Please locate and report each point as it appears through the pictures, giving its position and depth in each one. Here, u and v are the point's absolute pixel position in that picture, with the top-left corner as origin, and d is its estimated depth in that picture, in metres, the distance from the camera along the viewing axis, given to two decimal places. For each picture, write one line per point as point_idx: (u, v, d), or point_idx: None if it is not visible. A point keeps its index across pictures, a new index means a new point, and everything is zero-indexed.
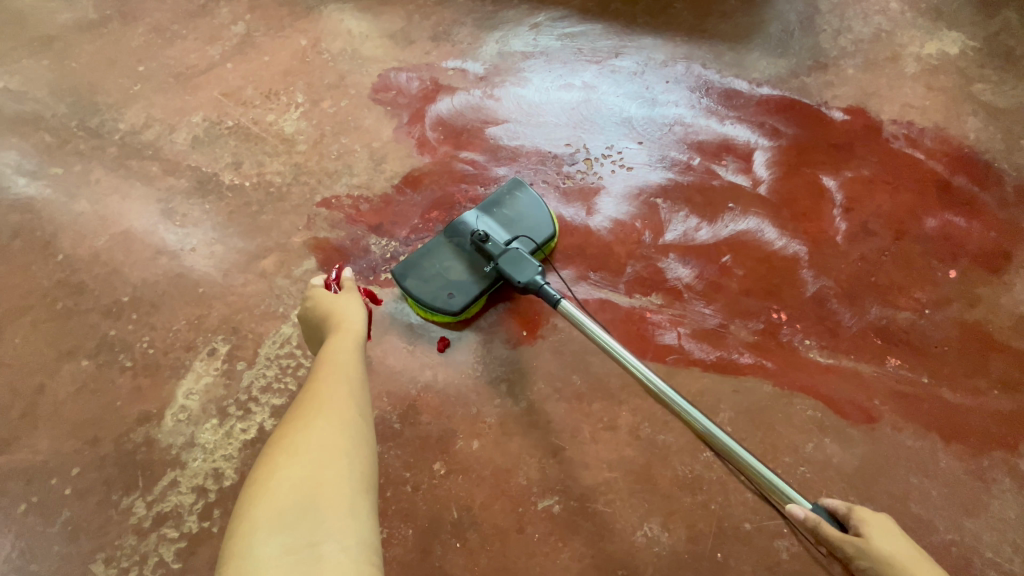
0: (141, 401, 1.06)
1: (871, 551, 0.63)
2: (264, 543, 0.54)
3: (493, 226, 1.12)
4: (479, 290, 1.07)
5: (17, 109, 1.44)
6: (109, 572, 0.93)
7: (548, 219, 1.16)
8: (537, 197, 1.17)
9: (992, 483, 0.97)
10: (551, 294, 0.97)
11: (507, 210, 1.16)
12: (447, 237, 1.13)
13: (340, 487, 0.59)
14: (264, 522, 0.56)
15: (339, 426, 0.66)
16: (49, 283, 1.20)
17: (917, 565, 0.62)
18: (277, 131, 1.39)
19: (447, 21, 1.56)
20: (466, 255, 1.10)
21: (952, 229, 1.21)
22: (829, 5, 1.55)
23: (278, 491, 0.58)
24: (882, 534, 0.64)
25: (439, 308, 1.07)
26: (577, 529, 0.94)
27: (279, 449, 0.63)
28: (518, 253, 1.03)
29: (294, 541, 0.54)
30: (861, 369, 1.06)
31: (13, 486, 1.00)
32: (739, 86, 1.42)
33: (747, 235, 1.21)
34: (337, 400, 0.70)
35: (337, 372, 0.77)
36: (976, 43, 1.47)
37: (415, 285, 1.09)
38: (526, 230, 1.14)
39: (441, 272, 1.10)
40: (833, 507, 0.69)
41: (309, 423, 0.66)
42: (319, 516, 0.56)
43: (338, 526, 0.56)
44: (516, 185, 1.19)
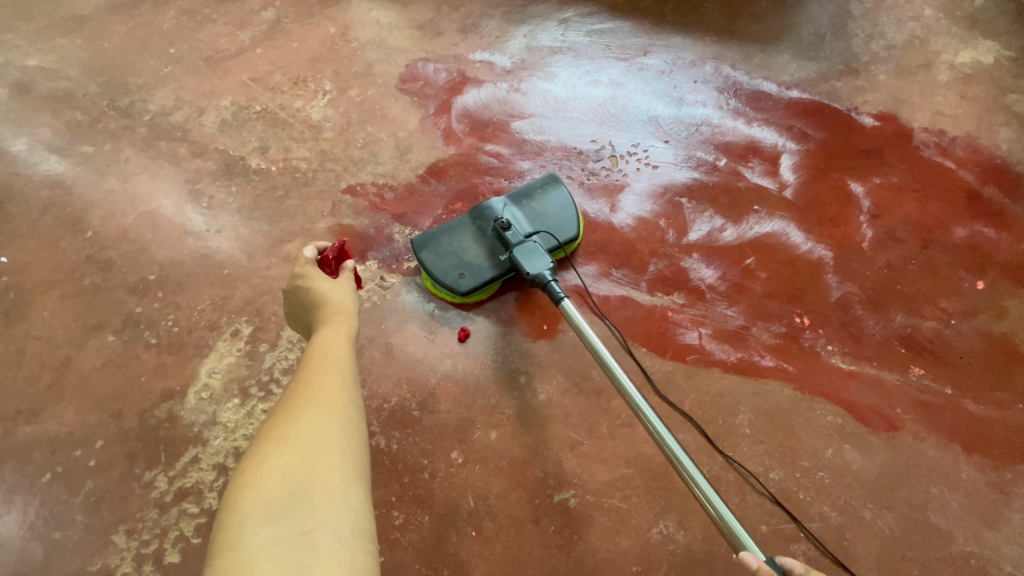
0: (165, 377, 1.08)
1: None
2: (256, 531, 0.53)
3: (518, 217, 1.13)
4: (489, 276, 1.09)
5: (50, 87, 1.46)
6: (130, 544, 0.95)
7: (573, 220, 1.16)
8: (568, 197, 1.17)
9: (1014, 496, 0.96)
10: (554, 292, 0.99)
11: (536, 204, 1.16)
12: (471, 219, 1.14)
13: (335, 476, 0.60)
14: (255, 510, 0.55)
15: (331, 415, 0.67)
16: (77, 259, 1.22)
17: None
18: (305, 117, 1.40)
19: (475, 14, 1.56)
20: (486, 240, 1.12)
21: (980, 240, 1.19)
22: (861, 10, 1.53)
23: (268, 481, 0.58)
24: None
25: (447, 286, 1.09)
26: (592, 523, 0.94)
27: (271, 438, 0.63)
28: (535, 247, 1.04)
29: (287, 530, 0.54)
30: (883, 377, 1.06)
31: (38, 455, 1.02)
32: (767, 88, 1.41)
33: (771, 238, 1.20)
34: (329, 389, 0.70)
35: (330, 361, 0.77)
36: (1012, 53, 1.45)
37: (430, 259, 1.11)
38: (550, 227, 1.14)
39: (458, 251, 1.12)
40: (789, 567, 0.64)
41: (301, 412, 0.66)
42: (313, 504, 0.56)
43: (331, 515, 0.56)
44: (551, 180, 1.20)
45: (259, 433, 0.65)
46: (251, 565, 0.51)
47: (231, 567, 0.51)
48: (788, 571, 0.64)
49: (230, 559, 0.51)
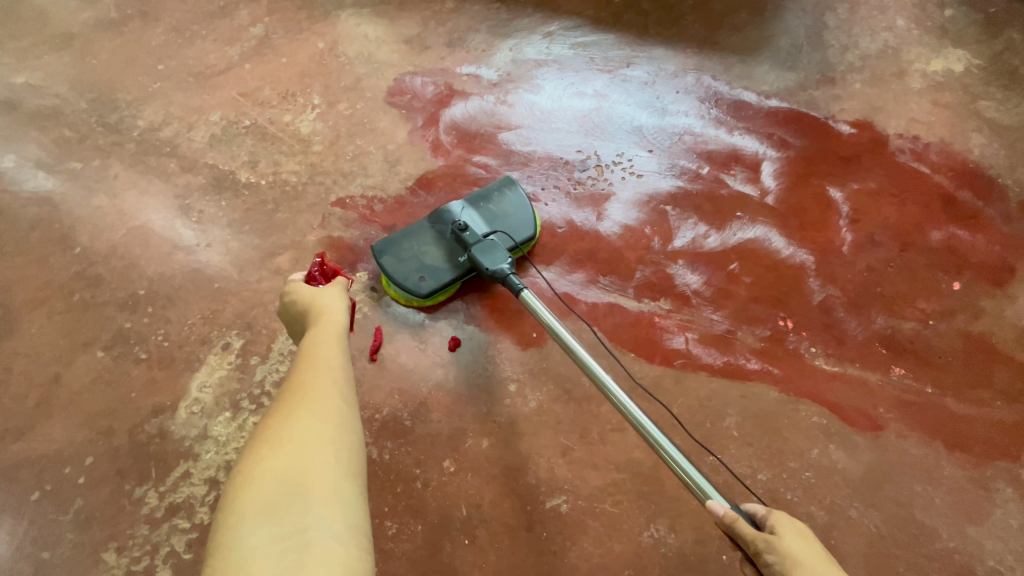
0: (155, 393, 1.08)
1: (781, 549, 0.65)
2: (252, 532, 0.54)
3: (475, 219, 1.15)
4: (449, 278, 1.11)
5: (38, 104, 1.46)
6: (120, 561, 0.94)
7: (530, 220, 1.19)
8: (525, 198, 1.20)
9: (994, 491, 0.97)
10: (513, 284, 1.01)
11: (493, 205, 1.18)
12: (430, 223, 1.16)
13: (329, 475, 0.60)
14: (251, 512, 0.56)
15: (323, 415, 0.68)
16: (66, 275, 1.22)
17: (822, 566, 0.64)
18: (294, 131, 1.41)
19: (462, 28, 1.59)
20: (445, 243, 1.14)
21: (956, 242, 1.23)
22: (836, 21, 1.58)
23: (263, 483, 0.58)
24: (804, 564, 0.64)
25: (409, 290, 1.10)
26: (585, 528, 0.95)
27: (264, 441, 0.64)
28: (493, 244, 1.07)
29: (283, 529, 0.54)
30: (866, 378, 1.08)
31: (26, 474, 1.01)
32: (748, 97, 1.45)
33: (755, 243, 1.23)
34: (321, 390, 0.71)
35: (321, 362, 0.78)
36: (981, 62, 1.50)
37: (390, 264, 1.12)
38: (507, 227, 1.17)
39: (418, 255, 1.13)
40: (753, 511, 0.72)
41: (293, 414, 0.67)
42: (308, 503, 0.57)
43: (326, 514, 0.57)
44: (507, 182, 1.22)
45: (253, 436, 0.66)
46: (247, 564, 0.51)
47: (227, 567, 0.51)
48: (752, 515, 0.72)
49: (227, 560, 0.52)
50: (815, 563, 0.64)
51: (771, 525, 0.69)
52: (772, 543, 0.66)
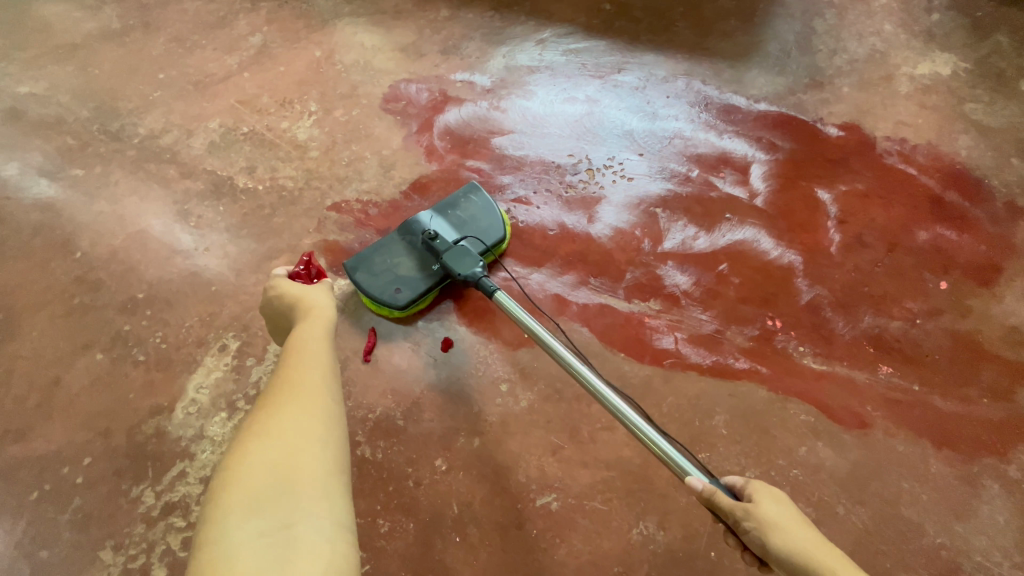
0: (153, 394, 1.10)
1: (758, 516, 0.69)
2: (239, 526, 0.55)
3: (444, 226, 1.16)
4: (425, 287, 1.12)
5: (42, 113, 1.50)
6: (117, 560, 0.95)
7: (500, 222, 1.21)
8: (492, 201, 1.22)
9: (982, 488, 0.97)
10: (487, 286, 1.03)
11: (461, 211, 1.20)
12: (400, 234, 1.17)
13: (315, 473, 0.62)
14: (238, 506, 0.57)
15: (311, 414, 0.70)
16: (67, 279, 1.24)
17: (797, 525, 0.68)
18: (291, 137, 1.44)
19: (456, 36, 1.62)
20: (417, 253, 1.15)
21: (943, 242, 1.24)
22: (825, 26, 1.61)
23: (251, 479, 0.60)
24: (782, 529, 0.67)
25: (386, 302, 1.11)
26: (574, 525, 0.96)
27: (252, 436, 0.65)
28: (463, 250, 1.08)
29: (269, 524, 0.56)
30: (854, 376, 1.09)
31: (25, 474, 1.02)
32: (737, 101, 1.48)
33: (744, 244, 1.25)
34: (309, 389, 0.73)
35: (310, 362, 0.80)
36: (968, 65, 1.52)
37: (365, 279, 1.13)
38: (477, 232, 1.19)
39: (392, 267, 1.14)
40: (732, 482, 0.75)
41: (281, 413, 0.69)
42: (294, 500, 0.59)
43: (312, 510, 0.58)
44: (472, 188, 1.24)
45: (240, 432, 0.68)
46: (233, 557, 0.53)
47: (214, 560, 0.53)
48: (731, 486, 0.75)
49: (214, 553, 0.53)
50: (790, 523, 0.68)
51: (748, 495, 0.72)
52: (751, 513, 0.69)
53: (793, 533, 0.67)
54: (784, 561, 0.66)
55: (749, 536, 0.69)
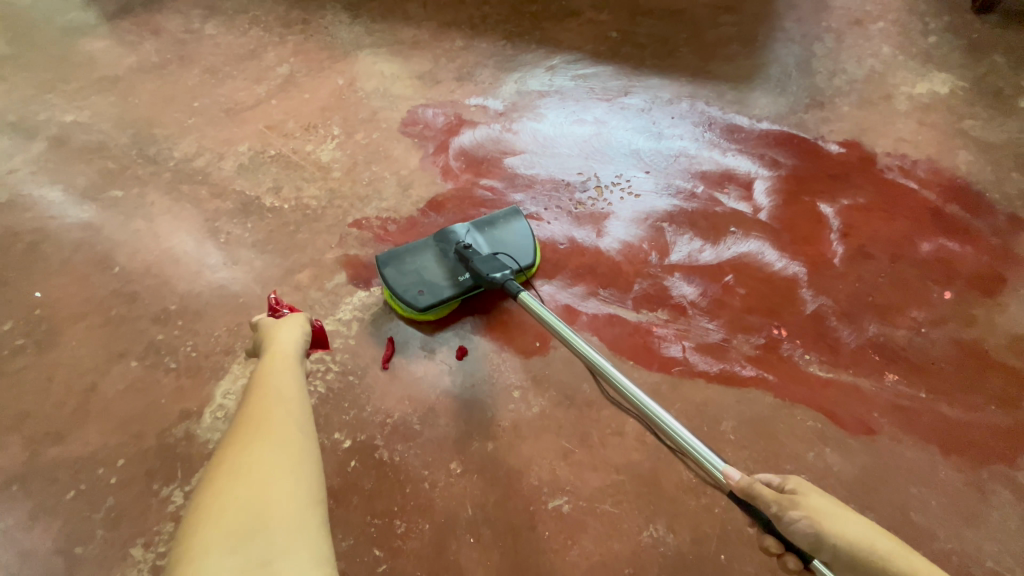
0: (183, 399, 1.15)
1: (806, 504, 0.65)
2: (218, 563, 0.55)
3: (479, 242, 1.21)
4: (446, 295, 1.17)
5: (85, 140, 1.61)
6: (146, 556, 0.99)
7: (531, 249, 1.25)
8: (529, 228, 1.27)
9: (992, 494, 0.98)
10: (513, 288, 1.06)
11: (498, 231, 1.24)
12: (436, 240, 1.22)
13: (292, 510, 0.63)
14: (214, 542, 0.58)
15: (284, 453, 0.71)
16: (105, 292, 1.32)
17: (847, 516, 0.64)
18: (315, 159, 1.53)
19: (470, 64, 1.71)
20: (447, 261, 1.20)
21: (946, 253, 1.27)
22: (824, 50, 1.68)
23: (226, 515, 0.61)
24: (834, 516, 0.64)
25: (407, 302, 1.16)
26: (585, 528, 0.98)
27: (225, 475, 0.66)
28: (494, 260, 1.13)
29: (248, 558, 0.56)
30: (860, 384, 1.11)
31: (62, 474, 1.08)
32: (740, 121, 1.54)
33: (748, 257, 1.28)
34: (280, 430, 0.75)
35: (279, 401, 0.82)
36: (965, 84, 1.58)
37: (392, 275, 1.19)
38: (509, 251, 1.23)
39: (420, 270, 1.20)
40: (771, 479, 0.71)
41: (254, 451, 0.70)
42: (272, 536, 0.59)
43: (291, 543, 0.60)
44: (514, 212, 1.28)
45: (210, 473, 0.68)
46: None
47: None
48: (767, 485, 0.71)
49: None
50: (843, 514, 0.64)
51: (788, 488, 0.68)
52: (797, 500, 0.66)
53: (845, 522, 0.64)
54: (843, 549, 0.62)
55: (794, 525, 0.64)
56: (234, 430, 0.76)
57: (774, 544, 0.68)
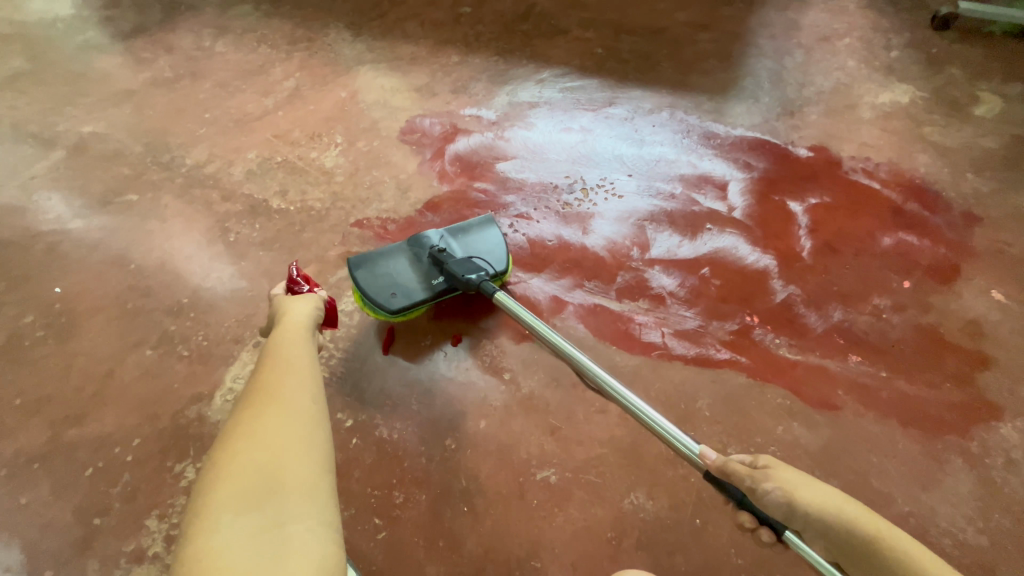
0: (195, 383, 1.23)
1: (781, 478, 0.74)
2: (236, 522, 0.63)
3: (451, 247, 1.28)
4: (419, 297, 1.21)
5: (103, 148, 1.71)
6: (160, 527, 1.06)
7: (504, 254, 1.32)
8: (501, 234, 1.34)
9: (946, 462, 1.06)
10: (489, 288, 1.15)
11: (471, 237, 1.31)
12: (408, 246, 1.28)
13: (301, 476, 0.71)
14: (234, 504, 0.65)
15: (294, 423, 0.78)
16: (121, 287, 1.41)
17: (816, 485, 0.74)
18: (319, 165, 1.63)
19: (465, 77, 1.83)
20: (420, 266, 1.25)
21: (906, 246, 1.36)
22: (794, 64, 1.80)
23: (244, 480, 0.68)
24: (802, 485, 0.73)
25: (379, 304, 1.19)
26: (571, 496, 1.05)
27: (242, 443, 0.74)
28: (468, 264, 1.20)
29: (263, 520, 0.64)
30: (826, 364, 1.19)
31: (81, 453, 1.15)
32: (716, 128, 1.65)
33: (723, 251, 1.38)
34: (289, 401, 0.82)
35: (292, 376, 0.89)
36: (925, 94, 1.70)
37: (364, 278, 1.22)
38: (482, 257, 1.30)
39: (392, 273, 1.24)
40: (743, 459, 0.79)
41: (269, 422, 0.78)
42: (283, 500, 0.67)
43: (301, 509, 0.67)
44: (486, 220, 1.36)
45: (226, 440, 0.76)
46: (231, 546, 0.61)
47: (212, 547, 0.61)
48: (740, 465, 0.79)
49: (213, 541, 0.61)
50: (812, 484, 0.74)
51: (759, 465, 0.77)
52: (768, 474, 0.75)
53: (810, 489, 0.73)
54: (812, 515, 0.72)
55: (770, 495, 0.73)
56: (250, 401, 0.84)
57: (750, 519, 0.77)
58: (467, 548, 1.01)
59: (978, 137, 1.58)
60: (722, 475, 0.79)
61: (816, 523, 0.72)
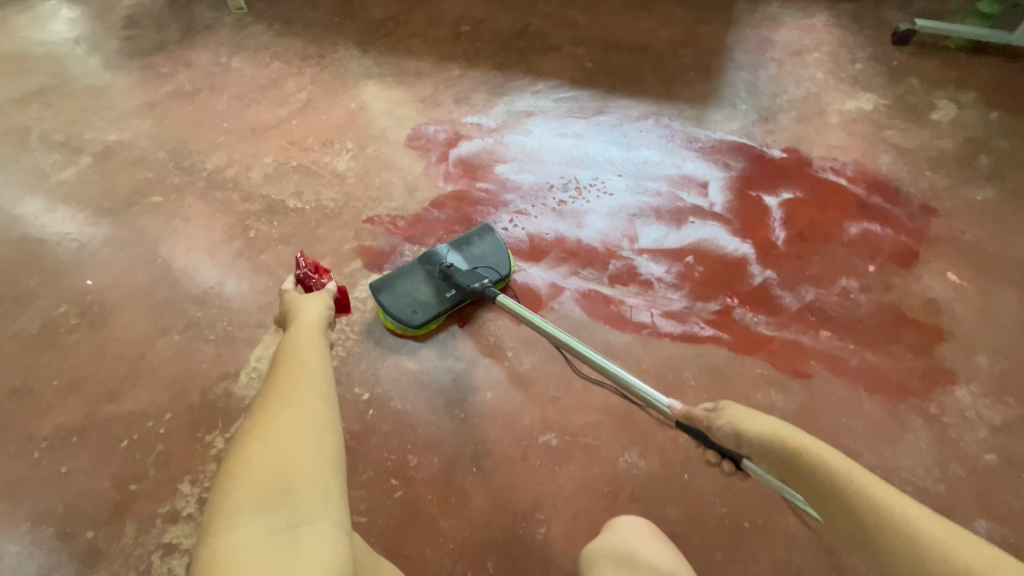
0: (222, 364, 1.33)
1: (731, 413, 0.87)
2: (250, 524, 0.58)
3: (458, 260, 1.35)
4: (438, 310, 1.29)
5: (128, 155, 1.83)
6: (194, 490, 1.16)
7: (507, 260, 1.40)
8: (501, 242, 1.41)
9: (907, 421, 1.18)
10: (491, 293, 1.22)
11: (475, 248, 1.39)
12: (419, 263, 1.33)
13: (315, 469, 0.64)
14: (245, 504, 0.60)
15: (304, 409, 0.72)
16: (149, 279, 1.51)
17: (756, 418, 0.84)
18: (332, 168, 1.75)
19: (466, 89, 1.98)
20: (432, 280, 1.32)
21: (870, 235, 1.50)
22: (768, 75, 1.97)
23: (255, 477, 0.62)
24: (746, 418, 0.84)
25: (404, 321, 1.27)
26: (571, 456, 1.16)
27: (251, 436, 0.67)
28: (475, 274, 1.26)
29: (277, 521, 0.59)
30: (799, 338, 1.31)
31: (117, 427, 1.24)
32: (698, 133, 1.80)
33: (705, 241, 1.51)
34: (300, 387, 0.76)
35: (304, 366, 0.83)
36: (886, 102, 1.86)
37: (386, 300, 1.29)
38: (488, 266, 1.37)
39: (410, 292, 1.30)
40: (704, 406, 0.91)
41: (279, 412, 0.71)
42: (297, 499, 0.61)
43: (315, 508, 0.61)
44: (486, 229, 1.43)
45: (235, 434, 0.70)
46: (243, 550, 0.55)
47: (224, 552, 0.55)
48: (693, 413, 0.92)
49: (224, 544, 0.56)
50: (761, 419, 0.83)
51: (717, 407, 0.89)
52: (721, 412, 0.87)
53: (759, 421, 0.83)
54: (754, 441, 0.82)
55: (722, 429, 0.86)
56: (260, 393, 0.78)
57: (712, 454, 0.89)
58: (476, 503, 1.11)
59: (934, 139, 1.74)
60: (686, 419, 0.92)
61: (758, 448, 0.82)
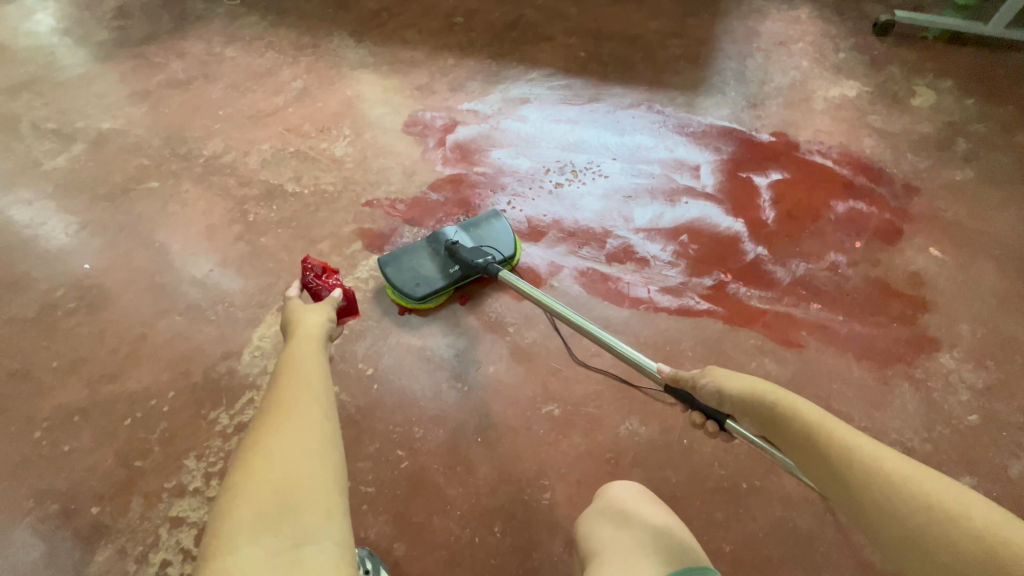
0: (224, 343, 1.34)
1: (712, 371, 0.88)
2: (247, 543, 0.48)
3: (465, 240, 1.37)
4: (441, 285, 1.30)
5: (123, 142, 1.83)
6: (200, 465, 1.16)
7: (511, 242, 1.41)
8: (507, 225, 1.43)
9: (895, 386, 1.23)
10: (493, 269, 1.24)
11: (481, 230, 1.41)
12: (427, 242, 1.36)
13: (321, 479, 0.54)
14: (242, 526, 0.49)
15: (306, 411, 0.62)
16: (148, 263, 1.51)
17: (730, 377, 0.85)
18: (330, 154, 1.77)
19: (461, 77, 2.01)
20: (439, 258, 1.34)
21: (857, 213, 1.56)
22: (755, 64, 2.03)
23: (251, 492, 0.51)
24: (729, 377, 0.84)
25: (406, 293, 1.29)
26: (573, 425, 1.19)
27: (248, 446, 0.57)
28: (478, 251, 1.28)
29: (280, 545, 0.48)
30: (791, 311, 1.36)
31: (120, 406, 1.24)
32: (689, 119, 1.85)
33: (699, 220, 1.55)
34: (301, 385, 0.66)
35: (302, 366, 0.72)
36: (869, 89, 1.93)
37: (392, 273, 1.32)
38: (493, 246, 1.39)
39: (415, 267, 1.33)
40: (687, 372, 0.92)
41: (278, 416, 0.61)
42: (303, 517, 0.50)
43: (325, 528, 0.50)
44: (494, 214, 1.45)
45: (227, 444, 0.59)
46: None
47: None
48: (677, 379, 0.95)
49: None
50: (738, 379, 0.83)
51: (702, 369, 0.90)
52: (706, 373, 0.88)
53: (740, 381, 0.83)
54: (735, 397, 0.82)
55: (706, 388, 0.88)
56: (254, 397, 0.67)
57: (699, 415, 0.90)
58: (482, 472, 1.14)
59: (915, 124, 1.81)
60: (675, 383, 0.94)
61: (738, 403, 0.82)
